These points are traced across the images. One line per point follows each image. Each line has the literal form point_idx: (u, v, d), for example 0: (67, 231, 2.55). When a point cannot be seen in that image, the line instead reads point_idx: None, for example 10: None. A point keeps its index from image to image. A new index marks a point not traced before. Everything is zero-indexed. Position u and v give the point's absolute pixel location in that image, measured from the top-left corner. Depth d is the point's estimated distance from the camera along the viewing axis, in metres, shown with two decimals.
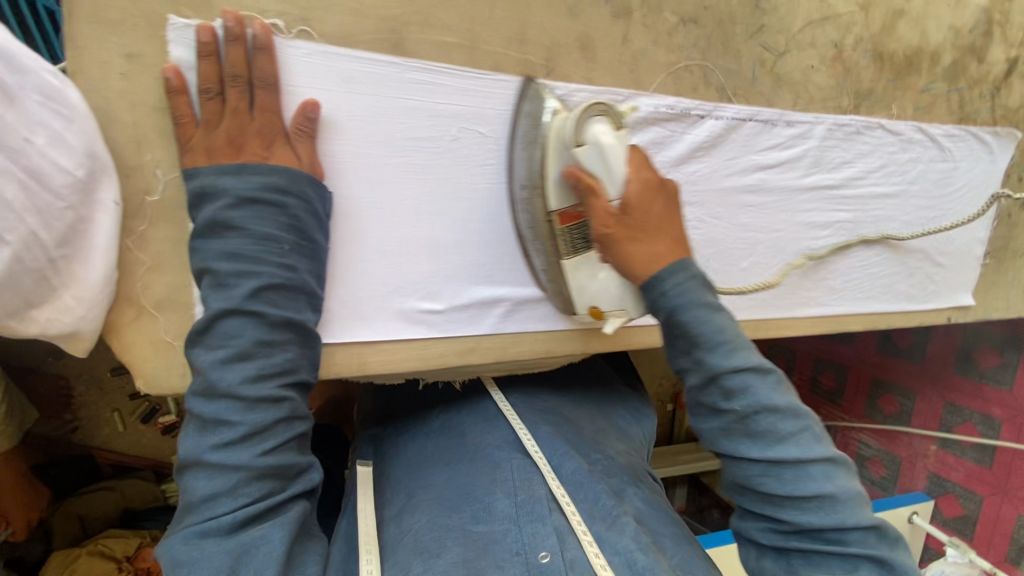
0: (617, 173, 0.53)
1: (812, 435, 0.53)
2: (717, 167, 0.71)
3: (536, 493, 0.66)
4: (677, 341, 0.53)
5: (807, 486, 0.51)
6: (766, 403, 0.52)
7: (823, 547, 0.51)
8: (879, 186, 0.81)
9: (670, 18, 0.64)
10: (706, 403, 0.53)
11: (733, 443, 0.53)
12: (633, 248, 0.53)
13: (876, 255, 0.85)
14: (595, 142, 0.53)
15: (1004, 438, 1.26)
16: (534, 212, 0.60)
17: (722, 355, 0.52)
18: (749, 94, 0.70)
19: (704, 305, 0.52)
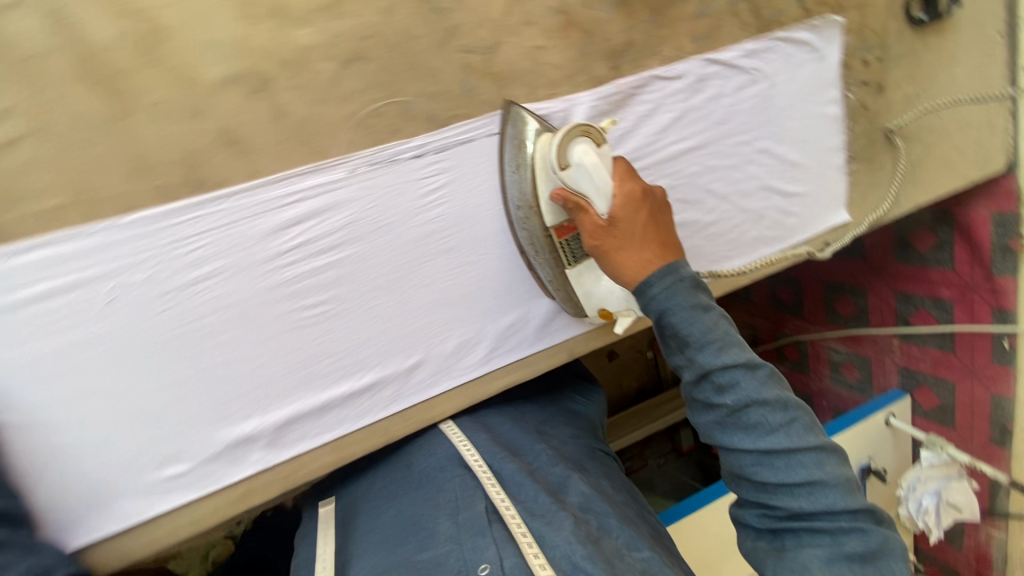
0: (603, 189, 0.56)
1: (802, 425, 0.57)
2: (463, 200, 0.62)
3: (474, 505, 0.62)
4: (670, 341, 0.58)
5: (797, 473, 0.55)
6: (756, 396, 0.56)
7: (818, 526, 0.55)
8: (679, 143, 0.71)
9: (326, 67, 0.54)
10: (700, 399, 0.58)
11: (728, 435, 0.57)
12: (621, 255, 0.58)
13: (709, 216, 0.75)
14: (579, 164, 0.56)
15: (959, 319, 1.16)
16: (530, 229, 0.63)
17: (712, 355, 0.56)
18: (469, 110, 0.60)
19: (693, 306, 0.56)
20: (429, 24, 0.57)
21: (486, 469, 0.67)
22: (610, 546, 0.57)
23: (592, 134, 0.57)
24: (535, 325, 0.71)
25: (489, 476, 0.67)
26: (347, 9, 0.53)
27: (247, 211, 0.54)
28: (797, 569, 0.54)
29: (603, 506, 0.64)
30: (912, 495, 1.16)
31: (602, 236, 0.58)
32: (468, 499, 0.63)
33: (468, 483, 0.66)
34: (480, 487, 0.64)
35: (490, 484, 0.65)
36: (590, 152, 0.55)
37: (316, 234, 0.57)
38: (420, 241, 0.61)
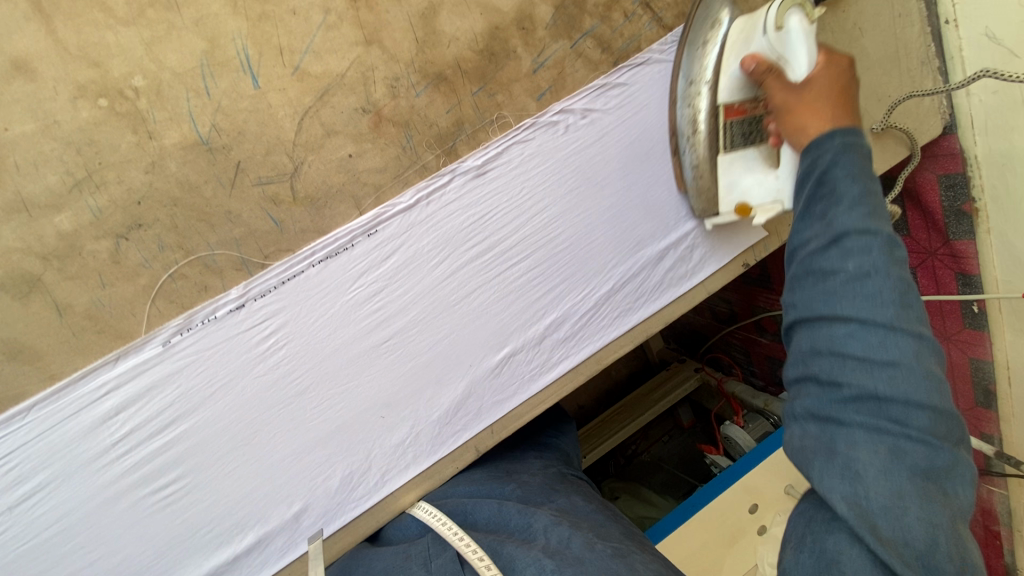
0: (810, 51, 0.50)
1: (919, 315, 0.39)
2: (309, 335, 0.57)
3: (445, 550, 0.52)
4: (811, 197, 0.44)
5: (894, 352, 0.37)
6: (887, 265, 0.39)
7: (883, 425, 0.37)
8: (547, 211, 0.64)
9: (99, 245, 0.48)
10: (816, 265, 0.41)
11: (828, 300, 0.40)
12: (800, 110, 0.48)
13: (597, 278, 0.69)
14: (792, 29, 0.52)
15: (924, 285, 1.06)
16: (693, 109, 0.61)
17: (852, 211, 0.40)
18: (287, 242, 0.54)
19: (862, 169, 0.42)
20: (209, 168, 0.50)
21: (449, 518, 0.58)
22: (582, 540, 0.48)
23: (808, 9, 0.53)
24: (432, 434, 0.64)
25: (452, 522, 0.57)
26: (104, 179, 0.47)
27: (56, 419, 0.50)
28: (847, 477, 0.36)
29: (579, 518, 0.54)
30: None
31: (790, 97, 0.49)
32: (437, 547, 0.54)
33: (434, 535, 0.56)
34: (445, 534, 0.55)
35: (452, 528, 0.56)
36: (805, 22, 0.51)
37: (144, 418, 0.52)
38: (269, 391, 0.56)
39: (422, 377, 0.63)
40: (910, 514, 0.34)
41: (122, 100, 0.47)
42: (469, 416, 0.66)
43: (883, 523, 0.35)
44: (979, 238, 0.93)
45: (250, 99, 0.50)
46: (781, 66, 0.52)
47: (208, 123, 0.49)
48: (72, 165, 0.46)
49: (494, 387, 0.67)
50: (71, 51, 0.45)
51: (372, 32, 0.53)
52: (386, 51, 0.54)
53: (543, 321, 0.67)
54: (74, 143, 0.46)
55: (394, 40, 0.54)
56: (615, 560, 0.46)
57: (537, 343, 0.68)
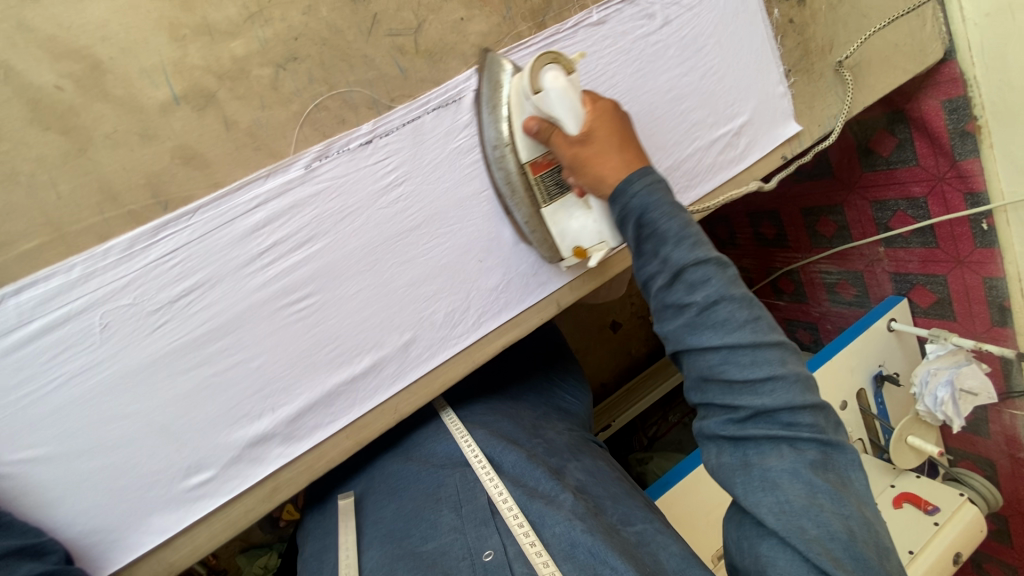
0: (574, 111, 0.57)
1: (765, 323, 0.56)
2: (423, 177, 0.64)
3: (478, 499, 0.68)
4: (645, 245, 0.57)
5: (760, 369, 0.53)
6: (725, 292, 0.54)
7: (778, 434, 0.53)
8: (617, 87, 0.73)
9: (263, 72, 0.57)
10: (673, 301, 0.56)
11: (698, 336, 0.55)
12: (602, 165, 0.59)
13: (660, 154, 0.77)
14: (547, 88, 0.56)
15: (935, 212, 1.17)
16: (507, 170, 0.65)
17: (683, 252, 0.55)
18: (408, 88, 0.63)
19: (672, 206, 0.57)
20: (352, 16, 0.59)
21: (484, 460, 0.74)
22: (606, 522, 0.64)
23: (562, 61, 0.58)
24: (524, 281, 0.72)
25: (487, 463, 0.73)
26: (271, 16, 0.56)
27: (219, 219, 0.56)
28: (767, 489, 0.52)
29: (598, 490, 0.71)
30: (926, 390, 1.16)
31: (579, 150, 0.59)
32: (470, 491, 0.70)
33: (467, 476, 0.72)
34: (479, 479, 0.71)
35: (488, 475, 0.71)
36: (560, 76, 0.56)
37: (284, 235, 0.59)
38: (388, 224, 0.64)
39: (512, 230, 0.70)
40: (824, 510, 0.50)
41: None
42: (553, 268, 0.73)
43: (804, 522, 0.49)
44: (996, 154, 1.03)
45: None
46: (555, 122, 0.58)
47: None
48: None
49: None
50: None
51: None
52: None
53: None
54: None
55: None
56: (642, 548, 0.62)
57: None
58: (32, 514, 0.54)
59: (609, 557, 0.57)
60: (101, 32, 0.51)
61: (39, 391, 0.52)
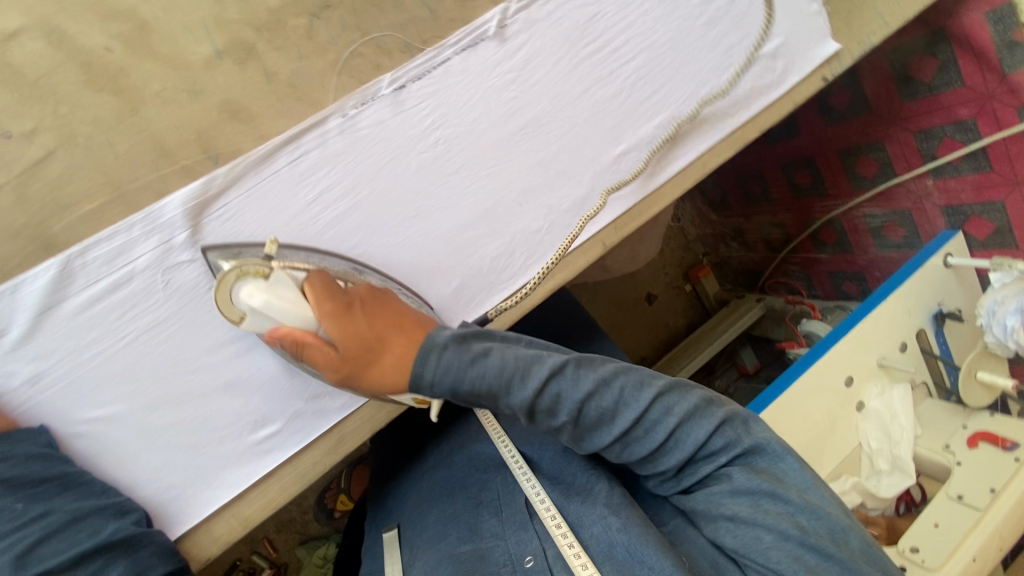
0: (297, 316, 0.55)
1: (632, 386, 0.59)
2: (460, 120, 0.64)
3: (518, 499, 0.74)
4: (485, 396, 0.57)
5: (655, 434, 0.58)
6: (580, 395, 0.57)
7: (709, 468, 0.59)
8: (648, 13, 0.71)
9: (298, 22, 0.57)
10: (546, 428, 0.59)
11: (591, 439, 0.60)
12: (373, 370, 0.56)
13: (696, 82, 0.75)
14: (250, 309, 0.54)
15: (986, 133, 1.12)
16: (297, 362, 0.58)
17: (523, 390, 0.56)
18: (439, 29, 0.62)
19: (468, 356, 0.56)
20: None
21: (521, 459, 0.79)
22: (646, 512, 0.67)
23: (257, 269, 0.55)
24: (570, 220, 0.71)
25: (522, 463, 0.78)
26: None
27: (267, 169, 0.57)
28: (719, 520, 0.57)
29: (635, 478, 0.75)
30: (994, 320, 1.09)
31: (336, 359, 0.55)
32: (510, 492, 0.76)
33: (507, 478, 0.79)
34: (516, 479, 0.77)
35: (526, 475, 0.76)
36: (257, 288, 0.54)
37: (330, 184, 0.59)
38: (429, 169, 0.63)
39: (551, 169, 0.69)
40: (769, 513, 0.54)
41: None
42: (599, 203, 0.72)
43: (761, 533, 0.53)
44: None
45: None
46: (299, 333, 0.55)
47: None
48: None
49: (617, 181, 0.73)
50: None
51: None
52: None
53: (653, 120, 0.73)
54: None
55: None
56: (682, 545, 0.61)
57: (649, 141, 0.74)
58: (113, 473, 0.55)
59: (647, 552, 0.58)
60: None
61: (112, 348, 0.54)
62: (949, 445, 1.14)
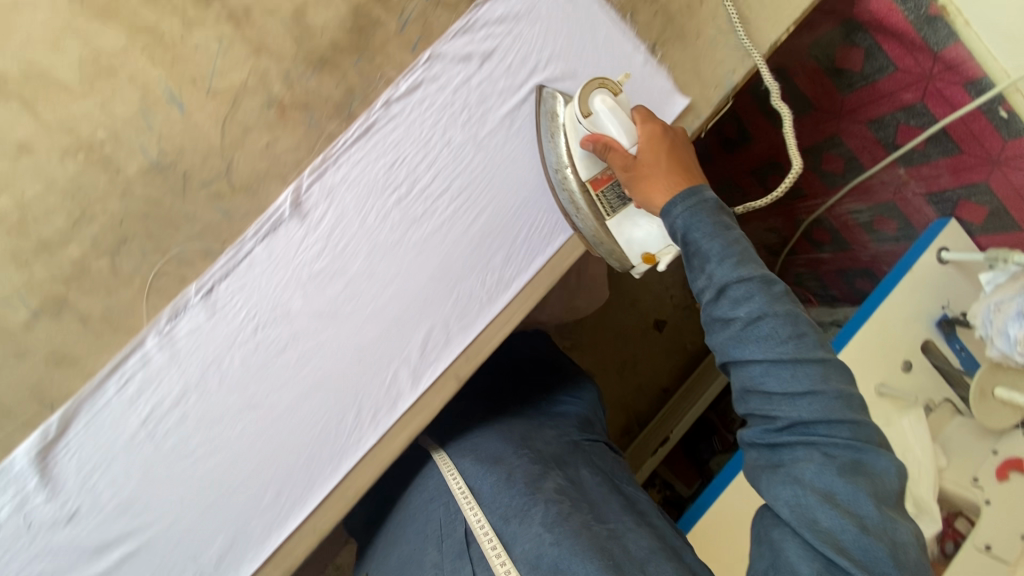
0: (628, 127, 0.65)
1: (811, 339, 0.60)
2: (274, 302, 0.66)
3: (456, 530, 0.74)
4: (692, 260, 0.64)
5: (799, 381, 0.59)
6: (769, 308, 0.60)
7: (812, 440, 0.58)
8: (452, 142, 0.70)
9: (102, 263, 0.62)
10: (718, 315, 0.62)
11: (740, 348, 0.61)
12: (654, 181, 0.65)
13: (524, 190, 0.72)
14: (600, 108, 0.65)
15: (941, 114, 0.96)
16: (569, 191, 0.70)
17: (727, 269, 0.61)
18: (234, 228, 0.65)
19: (716, 224, 0.63)
20: (165, 184, 0.63)
21: (468, 491, 0.77)
22: (580, 519, 0.69)
23: (610, 85, 0.66)
24: (414, 363, 0.69)
25: (467, 494, 0.77)
26: (96, 212, 0.62)
27: (100, 402, 0.62)
28: (789, 482, 0.58)
29: (576, 494, 0.75)
30: (993, 331, 0.92)
31: (633, 165, 0.65)
32: (451, 523, 0.75)
33: (451, 507, 0.78)
34: (460, 507, 0.76)
35: (470, 505, 0.75)
36: (607, 99, 0.65)
37: (158, 400, 0.63)
38: (252, 357, 0.65)
39: (382, 320, 0.68)
40: (839, 507, 0.55)
41: (94, 151, 0.61)
42: (441, 340, 0.70)
43: (818, 515, 0.55)
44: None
45: (180, 122, 0.63)
46: (613, 138, 0.65)
47: (156, 150, 0.63)
48: (71, 208, 0.61)
49: (458, 313, 0.70)
50: (52, 126, 0.61)
51: (259, 43, 0.64)
52: (274, 54, 0.65)
53: (485, 242, 0.71)
54: (68, 191, 0.61)
55: (278, 43, 0.65)
56: (612, 540, 0.67)
57: (486, 263, 0.71)
58: None
59: (573, 561, 0.63)
60: None
61: None
62: (977, 477, 1.00)
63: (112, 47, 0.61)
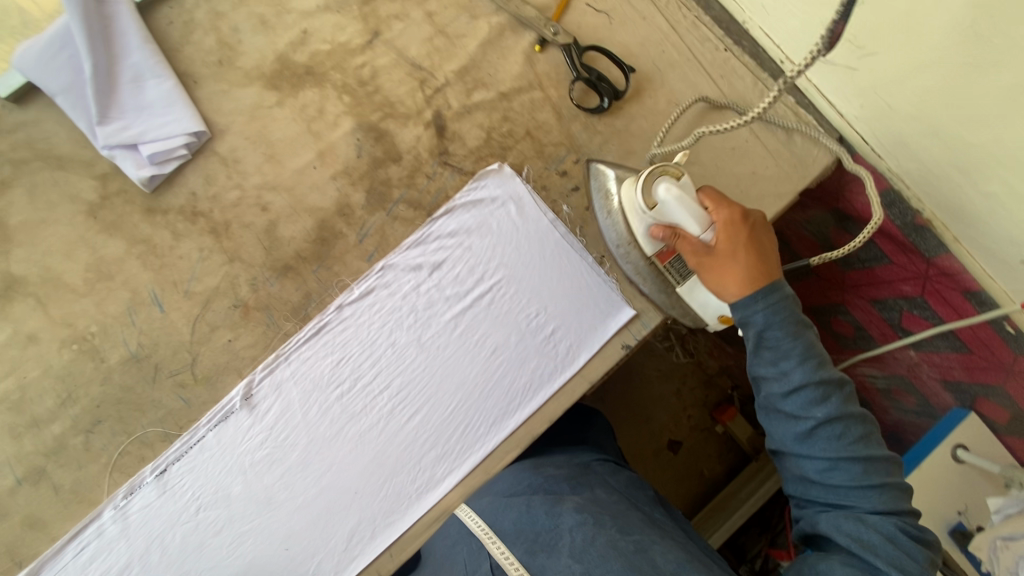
0: (696, 216, 0.64)
1: (876, 438, 0.63)
2: (215, 487, 0.71)
3: (482, 566, 0.63)
4: (763, 356, 0.65)
5: (870, 473, 0.61)
6: (840, 411, 0.62)
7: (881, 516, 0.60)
8: (397, 343, 0.74)
9: (78, 440, 0.71)
10: (790, 413, 0.63)
11: (812, 444, 0.63)
12: (722, 265, 0.64)
13: (462, 391, 0.74)
14: (666, 200, 0.65)
15: (947, 316, 0.86)
16: (635, 262, 0.72)
17: (806, 370, 0.62)
18: (190, 416, 0.72)
19: (791, 329, 0.63)
20: (139, 373, 0.72)
21: (490, 530, 0.65)
22: (605, 540, 0.61)
23: (671, 171, 0.66)
24: (337, 554, 0.71)
25: (488, 530, 0.66)
26: (80, 396, 0.71)
27: (57, 565, 0.69)
28: (853, 523, 0.60)
29: (599, 508, 0.66)
30: (1000, 568, 0.83)
31: (700, 249, 0.65)
32: (474, 563, 0.64)
33: (471, 546, 0.65)
34: (482, 544, 0.65)
35: (493, 539, 0.65)
36: (671, 189, 0.64)
37: (106, 568, 0.69)
38: (190, 537, 0.70)
39: (310, 512, 0.71)
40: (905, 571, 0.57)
41: (86, 343, 0.72)
42: (365, 535, 0.71)
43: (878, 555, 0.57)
44: (972, 218, 0.71)
45: (159, 319, 0.72)
46: (680, 227, 0.66)
47: (136, 343, 0.72)
48: (61, 392, 0.71)
49: (381, 512, 0.72)
50: (56, 321, 0.72)
51: (233, 252, 0.73)
52: (245, 262, 0.73)
53: (420, 441, 0.73)
54: (61, 376, 0.71)
55: (249, 253, 0.74)
56: (638, 556, 0.59)
57: (417, 463, 0.73)
58: None
59: None
60: None
61: None
62: None
63: (114, 256, 0.73)
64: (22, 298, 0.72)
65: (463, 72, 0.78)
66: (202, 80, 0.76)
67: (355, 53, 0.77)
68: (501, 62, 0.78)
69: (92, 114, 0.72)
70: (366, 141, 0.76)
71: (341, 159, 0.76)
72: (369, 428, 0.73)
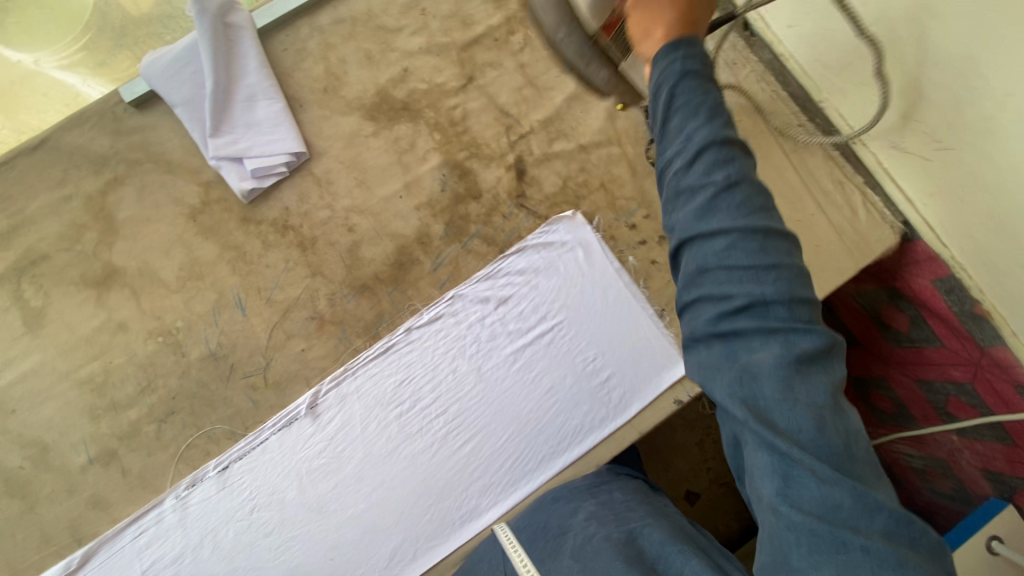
0: None
1: (778, 216, 0.49)
2: (272, 488, 0.74)
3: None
4: (671, 123, 0.51)
5: (770, 257, 0.46)
6: (745, 172, 0.48)
7: (779, 331, 0.45)
8: (458, 371, 0.77)
9: (150, 428, 0.75)
10: (688, 185, 0.49)
11: (707, 219, 0.48)
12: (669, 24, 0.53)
13: (514, 425, 0.76)
14: None
15: (995, 407, 0.87)
16: (575, 43, 0.59)
17: (714, 127, 0.49)
18: (257, 418, 0.76)
19: (700, 82, 0.50)
20: (216, 371, 0.76)
21: (516, 543, 0.67)
22: (602, 537, 0.62)
23: None
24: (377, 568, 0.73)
25: (514, 542, 0.67)
26: (158, 386, 0.76)
27: (115, 545, 0.72)
28: (747, 378, 0.45)
29: (609, 511, 0.66)
30: None
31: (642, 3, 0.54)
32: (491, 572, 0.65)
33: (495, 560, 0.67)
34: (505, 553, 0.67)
35: (515, 549, 0.66)
36: None
37: (160, 555, 0.72)
38: (241, 534, 0.73)
39: (357, 524, 0.74)
40: (804, 406, 0.43)
41: (170, 337, 0.76)
42: (408, 554, 0.73)
43: (777, 415, 0.44)
44: None
45: (240, 323, 0.77)
46: None
47: (215, 342, 0.76)
48: (142, 381, 0.76)
49: (426, 533, 0.74)
50: (146, 313, 0.77)
51: (316, 267, 0.78)
52: (326, 277, 0.78)
53: (468, 467, 0.75)
54: (143, 366, 0.76)
55: (331, 269, 0.78)
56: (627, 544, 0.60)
57: (464, 489, 0.75)
58: None
59: None
60: (52, 428, 0.75)
61: None
62: None
63: (207, 258, 0.78)
64: (118, 289, 0.77)
65: (547, 122, 0.83)
66: (308, 105, 0.82)
67: (449, 95, 0.83)
68: (584, 116, 0.83)
69: (206, 126, 0.77)
70: (451, 177, 0.81)
71: (426, 191, 0.80)
72: (423, 450, 0.75)
